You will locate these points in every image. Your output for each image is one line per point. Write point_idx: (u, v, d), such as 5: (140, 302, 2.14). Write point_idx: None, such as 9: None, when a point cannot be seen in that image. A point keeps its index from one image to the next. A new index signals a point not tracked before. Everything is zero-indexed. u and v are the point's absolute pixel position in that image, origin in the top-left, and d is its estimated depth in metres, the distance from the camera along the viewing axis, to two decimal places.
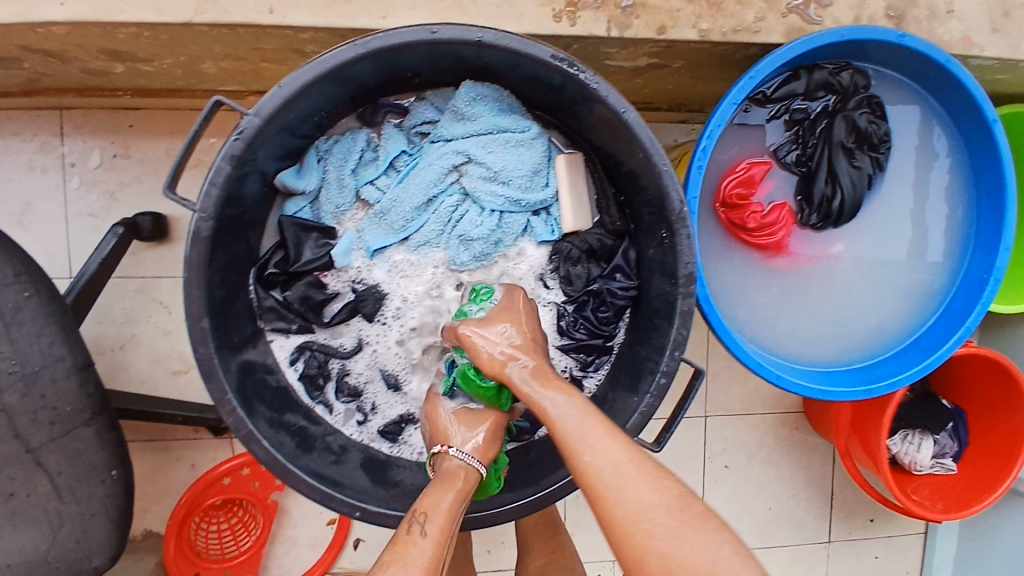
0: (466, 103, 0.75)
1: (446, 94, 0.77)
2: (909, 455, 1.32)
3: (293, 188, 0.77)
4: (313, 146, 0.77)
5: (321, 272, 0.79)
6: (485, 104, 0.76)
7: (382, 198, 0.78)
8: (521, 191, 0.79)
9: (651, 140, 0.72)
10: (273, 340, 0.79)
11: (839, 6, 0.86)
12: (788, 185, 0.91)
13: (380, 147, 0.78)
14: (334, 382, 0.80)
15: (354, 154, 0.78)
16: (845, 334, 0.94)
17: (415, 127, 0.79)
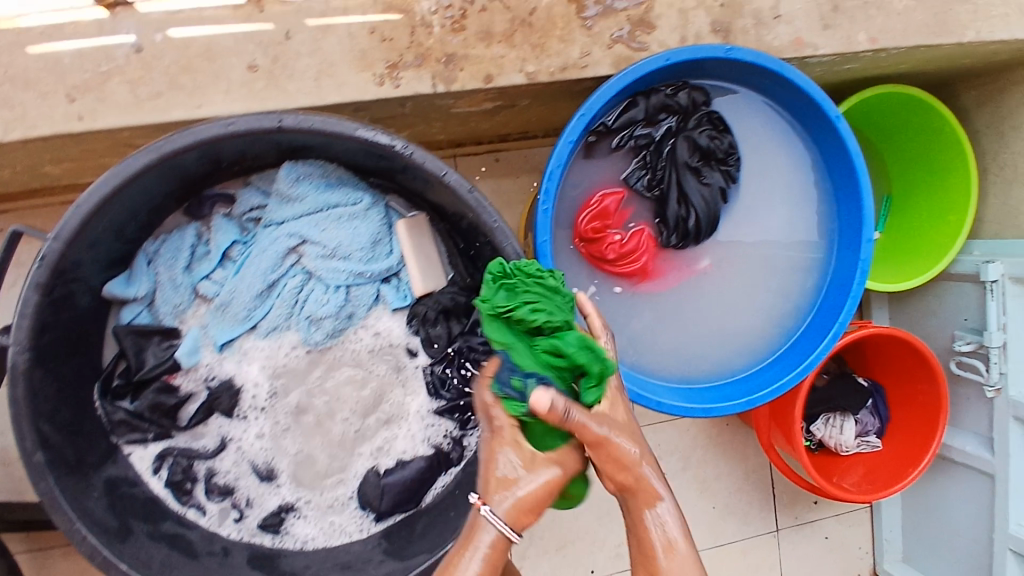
0: (290, 186, 0.75)
1: (270, 178, 0.76)
2: (834, 438, 1.33)
3: (123, 297, 0.76)
4: (141, 250, 0.77)
5: (168, 376, 0.78)
6: (310, 183, 0.75)
7: (220, 291, 0.77)
8: (364, 263, 0.78)
9: (475, 198, 0.71)
10: (132, 453, 0.80)
11: (664, 29, 0.85)
12: (643, 209, 0.92)
13: (211, 240, 0.77)
14: (203, 483, 0.80)
15: (183, 252, 0.77)
16: (726, 345, 0.94)
17: (246, 214, 0.77)
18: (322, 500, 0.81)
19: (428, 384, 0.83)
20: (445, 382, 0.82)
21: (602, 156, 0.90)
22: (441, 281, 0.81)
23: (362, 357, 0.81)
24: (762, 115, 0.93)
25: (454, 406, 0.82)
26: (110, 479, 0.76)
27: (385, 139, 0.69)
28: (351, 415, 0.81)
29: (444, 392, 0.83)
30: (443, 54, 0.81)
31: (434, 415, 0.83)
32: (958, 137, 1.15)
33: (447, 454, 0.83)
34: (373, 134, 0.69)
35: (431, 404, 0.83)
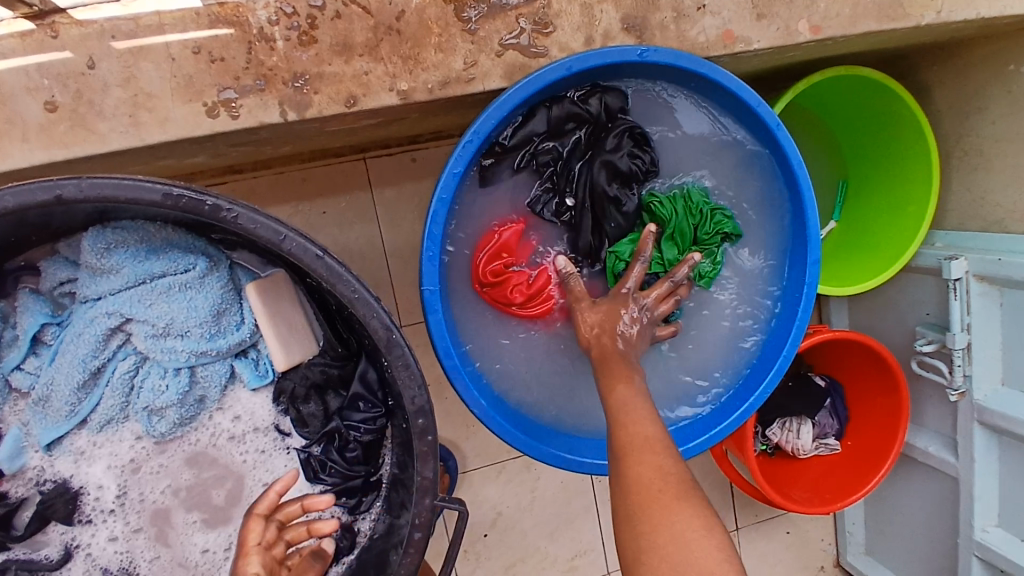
0: (100, 258, 0.60)
1: (77, 244, 0.62)
2: (790, 442, 1.26)
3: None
4: None
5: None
6: (124, 252, 0.60)
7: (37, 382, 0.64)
8: (207, 339, 0.65)
9: (328, 264, 0.57)
10: None
11: (564, 29, 0.71)
12: (550, 239, 0.81)
13: (18, 324, 0.63)
14: None
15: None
16: (656, 386, 0.83)
17: (57, 288, 0.64)
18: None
19: (304, 467, 0.69)
20: (322, 464, 0.69)
21: (501, 181, 0.77)
22: (311, 350, 0.68)
23: (221, 444, 0.69)
24: (690, 117, 0.80)
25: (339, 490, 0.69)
26: None
27: (202, 201, 0.55)
28: (216, 508, 0.69)
29: (325, 477, 0.69)
30: (291, 74, 0.66)
31: (317, 502, 0.71)
32: (919, 121, 1.01)
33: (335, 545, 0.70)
34: (184, 197, 0.55)
35: (312, 489, 0.70)
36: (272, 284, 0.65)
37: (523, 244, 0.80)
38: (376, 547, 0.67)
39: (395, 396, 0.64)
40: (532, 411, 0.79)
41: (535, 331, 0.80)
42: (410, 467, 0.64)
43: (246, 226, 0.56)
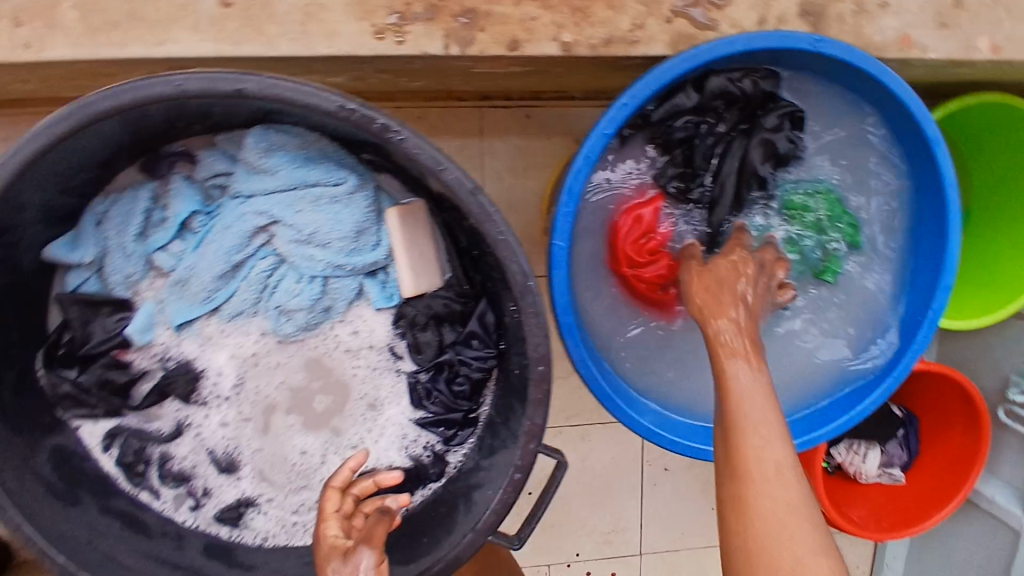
0: (260, 158, 0.62)
1: (237, 140, 0.63)
2: (854, 465, 1.23)
3: (68, 262, 0.65)
4: (86, 209, 0.64)
5: (120, 352, 0.69)
6: (283, 155, 0.62)
7: (178, 266, 0.67)
8: (345, 254, 0.67)
9: (481, 202, 0.58)
10: (80, 426, 0.69)
11: (739, 5, 0.71)
12: (680, 220, 0.81)
13: (168, 207, 0.66)
14: (157, 468, 0.71)
15: (134, 217, 0.65)
16: (754, 384, 0.83)
17: (210, 179, 0.66)
18: (283, 500, 0.73)
19: (412, 391, 0.73)
20: (429, 392, 0.73)
21: (636, 153, 0.78)
22: (437, 281, 0.69)
23: (336, 355, 0.72)
24: (836, 119, 0.79)
25: (439, 419, 0.73)
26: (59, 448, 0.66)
27: (375, 118, 0.56)
28: (322, 410, 0.74)
29: (429, 404, 0.73)
30: (461, 10, 0.67)
31: (416, 426, 0.74)
32: None
33: (423, 471, 0.73)
34: (358, 111, 0.55)
35: (414, 414, 0.74)
36: (416, 215, 0.67)
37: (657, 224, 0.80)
38: (467, 476, 0.71)
39: (519, 341, 0.65)
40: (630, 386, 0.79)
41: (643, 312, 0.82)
42: (519, 411, 0.65)
43: (410, 149, 0.57)
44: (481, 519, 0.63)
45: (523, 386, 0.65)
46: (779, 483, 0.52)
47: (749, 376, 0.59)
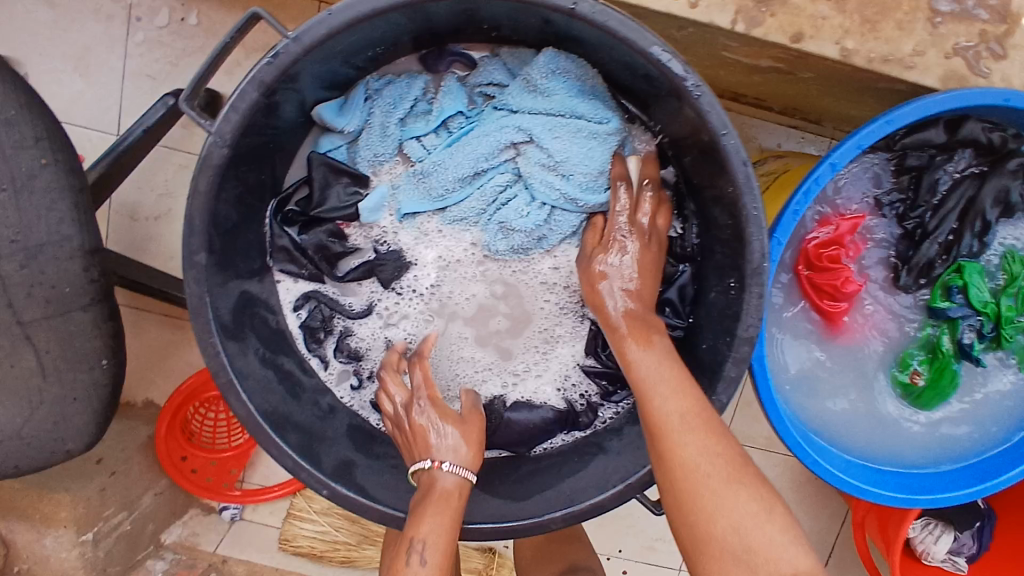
0: (543, 77, 0.66)
1: (522, 58, 0.68)
2: (923, 543, 1.21)
3: (330, 125, 0.70)
4: (363, 83, 0.69)
5: (342, 223, 0.72)
6: (564, 81, 0.66)
7: (424, 158, 0.71)
8: (582, 189, 0.69)
9: (746, 174, 0.59)
10: (280, 280, 0.74)
11: (1014, 62, 0.71)
12: (878, 242, 0.79)
13: (436, 101, 0.70)
14: (336, 339, 0.75)
15: (405, 101, 0.69)
16: (894, 428, 0.82)
17: (479, 86, 0.70)
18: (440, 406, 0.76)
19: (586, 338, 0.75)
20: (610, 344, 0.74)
21: (871, 170, 0.77)
22: None
23: (533, 285, 0.74)
24: None
25: (604, 372, 0.74)
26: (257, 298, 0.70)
27: (677, 69, 0.57)
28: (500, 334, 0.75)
29: (603, 356, 0.74)
30: None
31: (581, 373, 0.76)
32: None
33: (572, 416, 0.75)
34: (666, 60, 0.58)
35: (582, 360, 0.75)
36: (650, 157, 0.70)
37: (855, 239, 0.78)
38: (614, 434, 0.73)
39: (725, 322, 0.66)
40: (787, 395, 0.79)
41: (818, 331, 0.79)
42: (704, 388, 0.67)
43: (698, 105, 0.58)
44: (636, 474, 0.65)
45: (717, 365, 0.66)
46: (708, 472, 0.54)
47: (673, 397, 0.57)
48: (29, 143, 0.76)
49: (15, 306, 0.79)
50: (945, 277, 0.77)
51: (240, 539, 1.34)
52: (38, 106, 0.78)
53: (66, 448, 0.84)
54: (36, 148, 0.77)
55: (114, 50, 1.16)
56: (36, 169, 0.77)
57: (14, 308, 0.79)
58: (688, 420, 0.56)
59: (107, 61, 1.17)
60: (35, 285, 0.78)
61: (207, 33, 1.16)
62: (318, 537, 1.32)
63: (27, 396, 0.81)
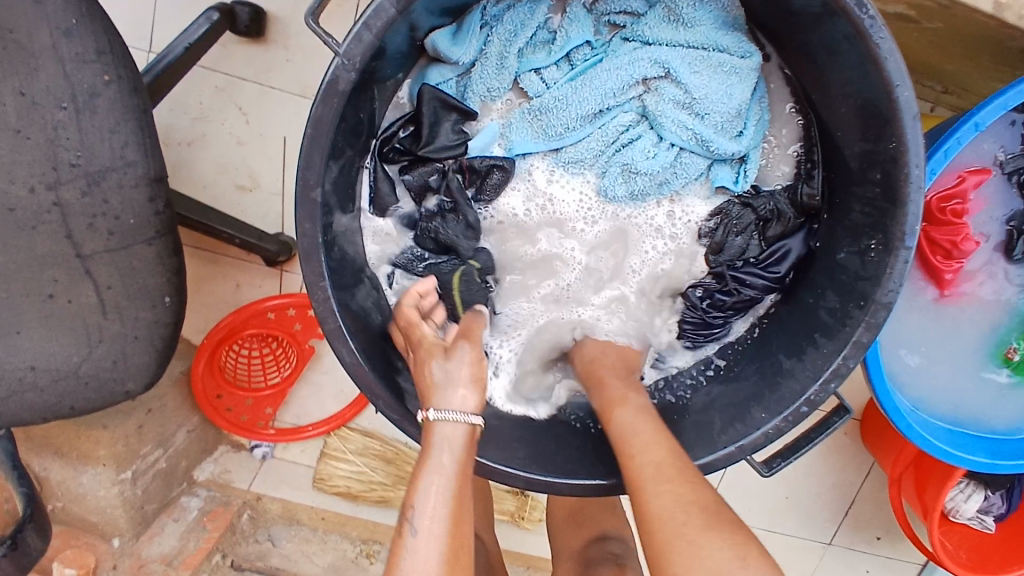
0: (690, 8, 0.69)
1: None
2: (954, 501, 1.26)
3: (444, 55, 0.70)
4: (479, 9, 0.70)
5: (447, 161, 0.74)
6: (709, 12, 0.69)
7: (543, 92, 0.73)
8: (714, 130, 0.72)
9: (914, 131, 0.55)
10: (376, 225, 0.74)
11: None
12: (998, 202, 0.75)
13: (561, 31, 0.71)
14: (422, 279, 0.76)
15: (527, 25, 0.70)
16: (979, 396, 0.81)
17: (609, 14, 0.72)
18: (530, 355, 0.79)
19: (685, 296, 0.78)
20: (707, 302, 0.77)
21: (1001, 126, 0.72)
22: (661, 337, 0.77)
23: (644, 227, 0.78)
24: None
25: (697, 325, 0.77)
26: (343, 243, 0.65)
27: (862, 13, 0.52)
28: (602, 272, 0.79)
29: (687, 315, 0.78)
30: None
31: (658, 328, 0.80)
32: None
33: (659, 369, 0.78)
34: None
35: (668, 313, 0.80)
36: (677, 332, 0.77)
37: (976, 196, 0.74)
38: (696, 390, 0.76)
39: (859, 286, 0.63)
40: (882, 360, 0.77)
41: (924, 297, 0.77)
42: (828, 352, 0.65)
43: (876, 54, 0.53)
44: (747, 436, 0.66)
45: (846, 329, 0.64)
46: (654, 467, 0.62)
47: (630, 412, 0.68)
48: (91, 56, 0.69)
49: (75, 236, 0.73)
50: None
51: (273, 477, 1.31)
52: (97, 13, 0.70)
53: (125, 390, 0.79)
54: (97, 62, 0.69)
55: None
56: (99, 86, 0.69)
57: (74, 240, 0.73)
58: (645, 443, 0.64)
59: None
60: (97, 215, 0.72)
61: None
62: (354, 477, 1.29)
63: (85, 333, 0.76)
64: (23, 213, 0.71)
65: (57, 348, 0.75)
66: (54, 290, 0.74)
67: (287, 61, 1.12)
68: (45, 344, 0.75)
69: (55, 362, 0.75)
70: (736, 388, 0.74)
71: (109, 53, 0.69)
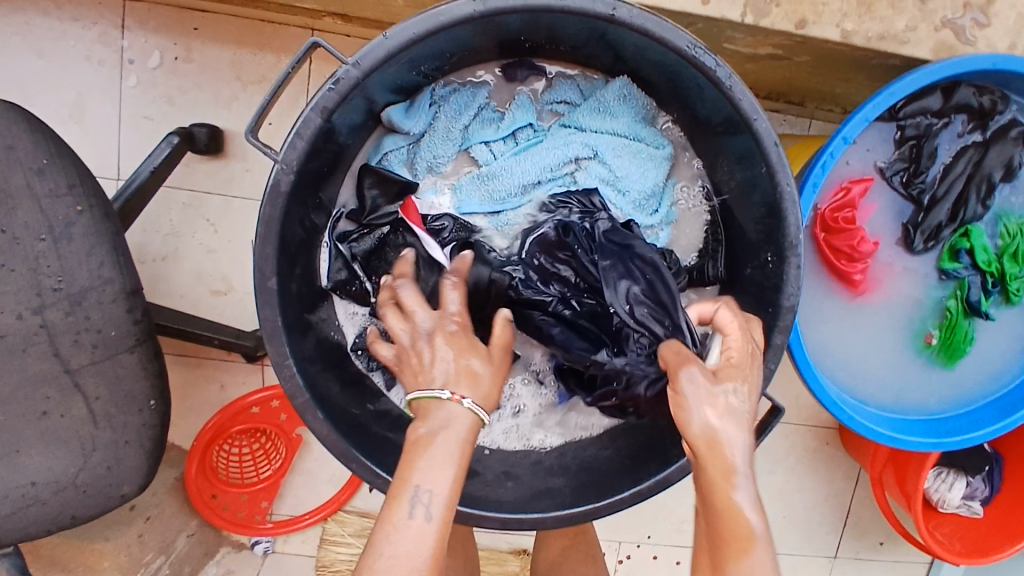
0: (616, 99, 0.77)
1: (594, 82, 0.79)
2: (939, 492, 1.30)
3: (397, 126, 0.76)
4: (429, 89, 0.77)
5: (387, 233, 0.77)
6: (630, 105, 0.78)
7: (491, 160, 0.78)
8: (633, 207, 0.79)
9: (779, 156, 0.64)
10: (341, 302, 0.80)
11: (996, 30, 0.81)
12: (890, 205, 0.84)
13: (508, 113, 0.78)
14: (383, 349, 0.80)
15: (470, 107, 0.78)
16: (918, 382, 0.88)
17: (551, 103, 0.80)
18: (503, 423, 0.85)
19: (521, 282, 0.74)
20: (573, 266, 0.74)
21: (874, 139, 0.81)
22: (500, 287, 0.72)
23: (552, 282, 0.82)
24: None
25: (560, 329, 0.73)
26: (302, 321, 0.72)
27: (711, 65, 0.63)
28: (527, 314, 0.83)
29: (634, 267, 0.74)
30: None
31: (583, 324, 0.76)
32: None
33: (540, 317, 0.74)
34: (697, 53, 0.63)
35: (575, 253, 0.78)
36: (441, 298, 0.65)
37: (867, 203, 0.83)
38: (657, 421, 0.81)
39: (765, 294, 0.71)
40: (819, 360, 0.85)
41: (843, 299, 0.85)
42: None
43: (731, 96, 0.64)
44: None
45: (762, 334, 0.70)
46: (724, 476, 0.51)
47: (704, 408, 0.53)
48: (65, 190, 0.77)
49: (62, 353, 0.79)
50: (953, 240, 0.83)
51: (277, 571, 1.35)
52: (67, 152, 0.78)
53: (121, 493, 0.84)
54: (70, 195, 0.77)
55: (108, 95, 1.17)
56: (74, 216, 0.77)
57: (62, 357, 0.79)
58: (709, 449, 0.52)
59: (103, 106, 1.17)
60: (81, 331, 0.78)
61: (203, 68, 1.17)
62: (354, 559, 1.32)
63: (79, 445, 0.81)
64: (13, 338, 0.77)
65: (55, 461, 0.81)
66: (47, 407, 0.79)
67: (246, 171, 1.22)
68: (44, 459, 0.80)
69: (54, 475, 0.81)
70: None
71: (80, 186, 0.78)
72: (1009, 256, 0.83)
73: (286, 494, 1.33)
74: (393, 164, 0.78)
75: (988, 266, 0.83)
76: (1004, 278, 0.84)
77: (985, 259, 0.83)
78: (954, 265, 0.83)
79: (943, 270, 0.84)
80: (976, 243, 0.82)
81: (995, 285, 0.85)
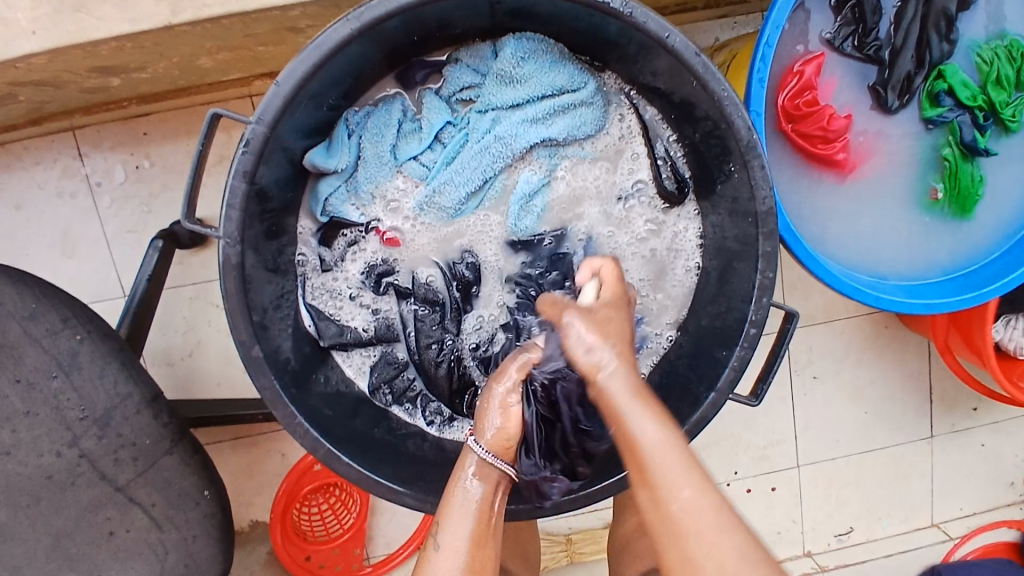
0: (515, 66, 0.73)
1: (482, 53, 0.75)
2: (1013, 341, 1.17)
3: (324, 169, 0.75)
4: (342, 120, 0.75)
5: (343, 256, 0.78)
6: (535, 61, 0.73)
7: (427, 176, 0.76)
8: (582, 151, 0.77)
9: (703, 64, 0.61)
10: (339, 357, 0.79)
11: None
12: (847, 73, 0.79)
13: (423, 119, 0.76)
14: (395, 380, 0.80)
15: (391, 128, 0.76)
16: (933, 243, 0.84)
17: (455, 94, 0.76)
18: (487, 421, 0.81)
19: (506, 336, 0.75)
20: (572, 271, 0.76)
21: (811, 12, 0.77)
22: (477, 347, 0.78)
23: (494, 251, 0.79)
24: None
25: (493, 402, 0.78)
26: (301, 377, 0.72)
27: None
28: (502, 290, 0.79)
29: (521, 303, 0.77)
30: None
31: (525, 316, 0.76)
32: None
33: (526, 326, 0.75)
34: None
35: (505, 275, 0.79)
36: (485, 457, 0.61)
37: (825, 80, 0.78)
38: (667, 371, 0.79)
39: (741, 204, 0.68)
40: (830, 252, 0.82)
41: (828, 181, 0.81)
42: (748, 272, 0.68)
43: (634, 23, 0.61)
44: (720, 379, 0.69)
45: (751, 246, 0.67)
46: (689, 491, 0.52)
47: (643, 416, 0.53)
48: (59, 325, 0.80)
49: (108, 474, 0.82)
50: (929, 87, 0.79)
51: None
52: (49, 289, 0.81)
53: None
54: (66, 327, 0.80)
55: (90, 220, 1.21)
56: (76, 345, 0.80)
57: (109, 478, 0.82)
58: (664, 457, 0.52)
59: (87, 233, 1.21)
60: (118, 448, 0.82)
61: (164, 167, 1.19)
62: None
63: (152, 552, 0.84)
64: (61, 474, 0.81)
65: None
66: (112, 526, 0.83)
67: None
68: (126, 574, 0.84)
69: None
70: (697, 340, 0.76)
71: (73, 317, 0.80)
72: (990, 83, 0.78)
73: (374, 537, 1.36)
74: (338, 208, 0.76)
75: (970, 99, 0.78)
76: (995, 108, 0.79)
77: (966, 93, 0.78)
78: (934, 112, 0.79)
79: (928, 120, 0.80)
80: (952, 82, 0.78)
81: (987, 118, 0.79)
